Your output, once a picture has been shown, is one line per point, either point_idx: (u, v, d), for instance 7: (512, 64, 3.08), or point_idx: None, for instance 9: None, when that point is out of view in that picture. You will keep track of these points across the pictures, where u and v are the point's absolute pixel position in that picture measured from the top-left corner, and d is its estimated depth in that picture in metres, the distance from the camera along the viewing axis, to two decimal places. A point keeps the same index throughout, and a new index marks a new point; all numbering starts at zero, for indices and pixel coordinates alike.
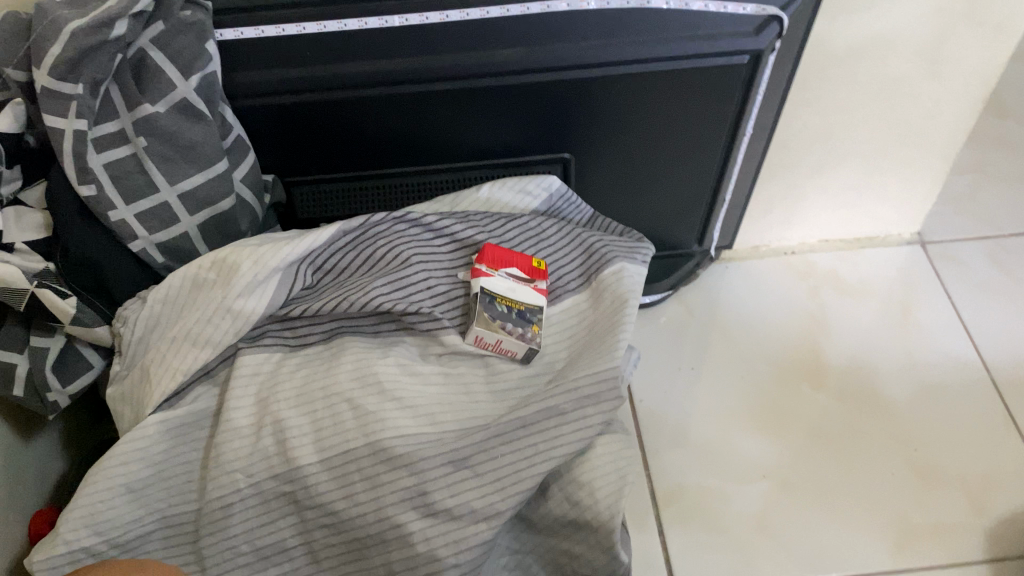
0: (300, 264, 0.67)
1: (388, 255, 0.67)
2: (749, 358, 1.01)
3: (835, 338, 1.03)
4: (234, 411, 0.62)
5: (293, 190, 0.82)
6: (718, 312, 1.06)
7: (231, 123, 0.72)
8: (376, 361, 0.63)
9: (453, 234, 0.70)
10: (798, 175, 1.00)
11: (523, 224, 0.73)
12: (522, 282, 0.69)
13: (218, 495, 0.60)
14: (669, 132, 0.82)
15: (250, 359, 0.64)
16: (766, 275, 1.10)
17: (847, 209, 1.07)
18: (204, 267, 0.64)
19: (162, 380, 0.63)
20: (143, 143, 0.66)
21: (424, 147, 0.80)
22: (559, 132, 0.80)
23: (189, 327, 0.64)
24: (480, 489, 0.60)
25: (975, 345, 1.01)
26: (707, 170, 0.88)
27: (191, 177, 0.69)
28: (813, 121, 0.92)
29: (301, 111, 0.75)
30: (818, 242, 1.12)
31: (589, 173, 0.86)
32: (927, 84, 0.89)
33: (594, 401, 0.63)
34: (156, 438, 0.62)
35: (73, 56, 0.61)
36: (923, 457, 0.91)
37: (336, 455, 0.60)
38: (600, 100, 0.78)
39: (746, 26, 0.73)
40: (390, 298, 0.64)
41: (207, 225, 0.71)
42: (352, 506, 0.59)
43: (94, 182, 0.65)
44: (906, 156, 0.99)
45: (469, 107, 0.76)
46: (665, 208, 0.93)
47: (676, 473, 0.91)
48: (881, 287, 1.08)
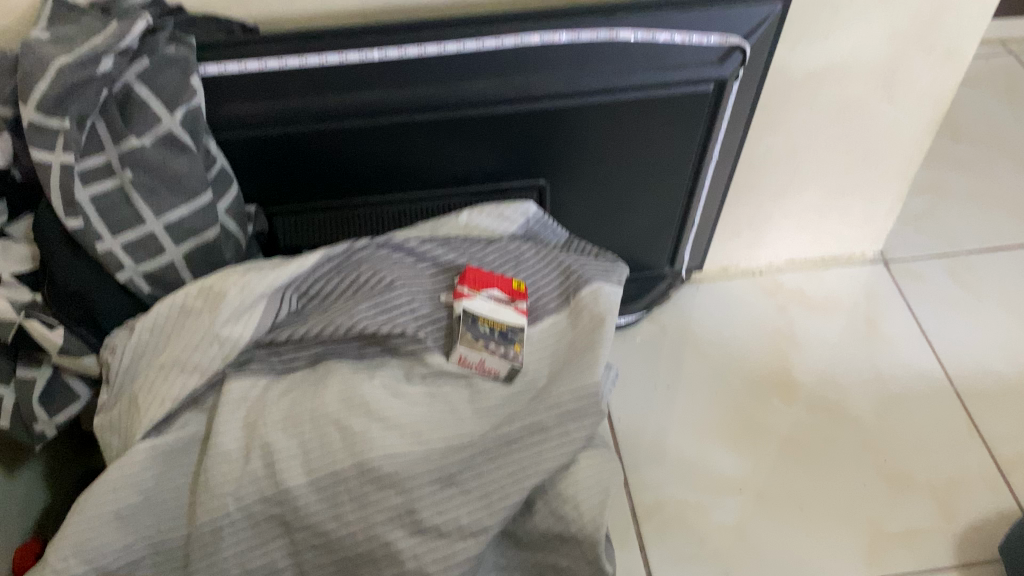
0: (286, 290, 0.69)
1: (373, 279, 0.69)
2: (724, 375, 1.03)
3: (805, 354, 1.06)
4: (223, 435, 0.63)
5: (274, 218, 0.83)
6: (692, 331, 1.08)
7: (215, 154, 0.73)
8: (362, 383, 0.65)
9: (434, 257, 0.73)
10: (764, 198, 1.03)
11: (502, 247, 0.76)
12: (503, 302, 0.71)
13: (209, 518, 0.61)
14: (640, 157, 0.85)
15: (237, 384, 0.65)
16: (736, 294, 1.13)
17: (812, 229, 1.10)
18: (191, 295, 0.66)
19: (150, 406, 0.64)
20: (129, 175, 0.67)
21: (405, 175, 0.82)
22: (534, 158, 0.83)
23: (177, 354, 0.65)
24: (467, 505, 0.61)
25: (939, 358, 1.05)
26: (677, 193, 0.91)
27: (176, 208, 0.69)
28: (777, 144, 0.96)
29: (283, 141, 0.76)
30: (786, 262, 1.16)
31: (565, 198, 0.89)
32: (884, 108, 0.93)
33: (576, 417, 0.66)
34: (145, 464, 0.63)
35: (61, 91, 0.63)
36: (894, 467, 0.94)
37: (325, 476, 0.61)
38: (574, 127, 0.80)
39: (711, 55, 0.76)
40: (375, 321, 0.66)
41: (191, 254, 0.72)
42: (341, 526, 0.60)
43: (81, 215, 0.66)
44: (867, 178, 1.03)
45: (448, 136, 0.79)
46: (639, 231, 0.95)
47: (656, 489, 0.93)
48: (847, 304, 1.12)
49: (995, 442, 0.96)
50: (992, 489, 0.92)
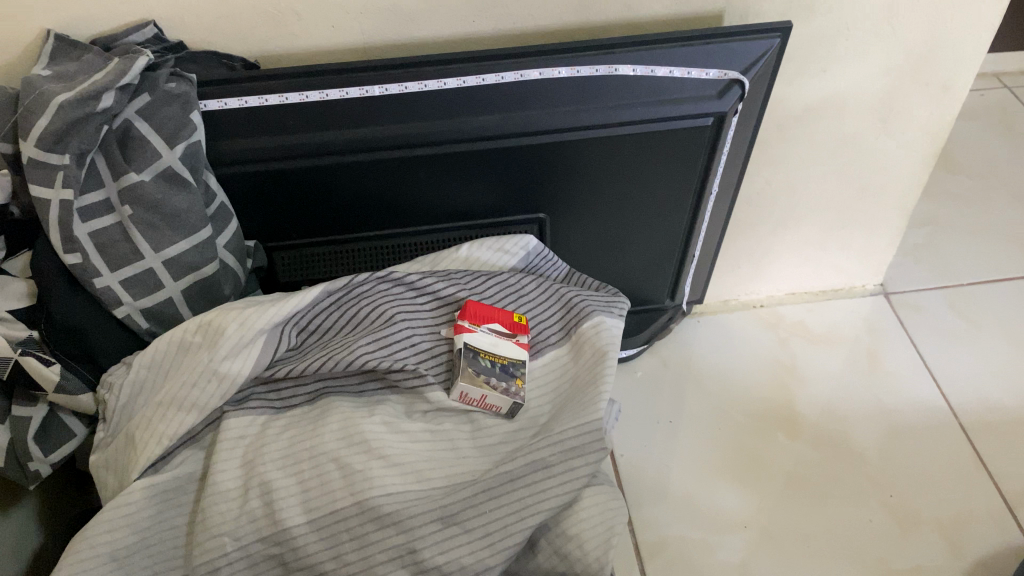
0: (284, 325, 0.67)
1: (373, 314, 0.69)
2: (727, 409, 1.03)
3: (808, 387, 1.05)
4: (221, 474, 0.62)
5: (274, 254, 0.83)
6: (693, 365, 1.08)
7: (215, 190, 0.73)
8: (363, 420, 0.64)
9: (436, 292, 0.72)
10: (764, 231, 1.03)
11: (503, 281, 0.75)
12: (504, 337, 0.70)
13: (206, 560, 0.60)
14: (641, 191, 0.85)
15: (236, 422, 0.64)
16: (737, 327, 1.12)
17: (813, 261, 1.10)
18: (189, 330, 0.65)
19: (147, 445, 0.63)
20: (128, 212, 0.67)
21: (405, 210, 0.82)
22: (534, 192, 0.83)
23: (175, 392, 0.64)
24: (469, 545, 0.60)
25: (942, 390, 1.04)
26: (677, 226, 0.91)
27: (175, 244, 0.69)
28: (776, 178, 0.96)
29: (283, 176, 0.76)
30: (786, 295, 1.16)
31: (565, 232, 0.89)
32: (882, 141, 0.94)
33: (580, 453, 0.64)
34: (141, 504, 0.62)
35: (60, 127, 0.63)
36: (900, 502, 0.93)
37: (325, 516, 0.60)
38: (574, 162, 0.80)
39: (710, 89, 0.76)
40: (375, 356, 0.65)
41: (191, 289, 0.72)
42: (341, 566, 0.59)
43: (80, 250, 0.65)
44: (866, 211, 1.03)
45: (449, 171, 0.79)
46: (639, 265, 0.95)
47: (659, 527, 0.91)
48: (849, 336, 1.11)
49: (1001, 477, 0.95)
50: (999, 523, 0.91)
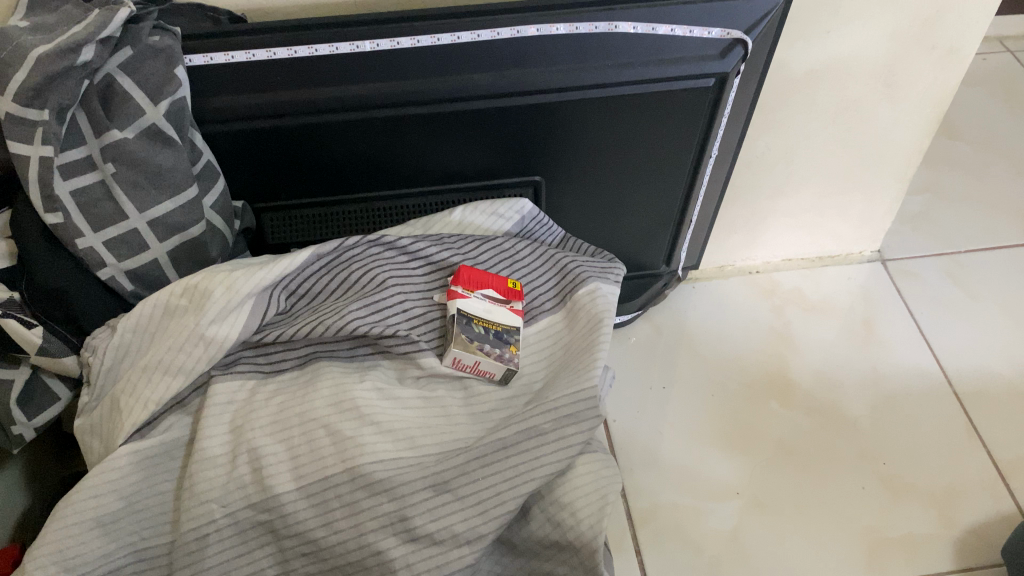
0: (274, 289, 0.66)
1: (364, 278, 0.67)
2: (719, 376, 1.02)
3: (802, 354, 1.04)
4: (209, 440, 0.61)
5: (262, 215, 0.81)
6: (687, 332, 1.06)
7: (201, 148, 0.71)
8: (354, 386, 0.62)
9: (428, 256, 0.70)
10: (761, 195, 1.02)
11: (497, 245, 0.73)
12: (498, 303, 0.69)
13: (193, 525, 0.59)
14: (638, 153, 0.84)
15: (223, 387, 0.63)
16: (732, 293, 1.11)
17: (809, 228, 1.09)
18: (175, 294, 0.63)
19: (132, 410, 0.62)
20: (111, 169, 0.65)
21: (397, 171, 0.80)
22: (529, 154, 0.81)
23: (159, 356, 0.62)
24: (461, 512, 0.59)
25: (937, 358, 1.04)
26: (674, 191, 0.89)
27: (160, 204, 0.67)
28: (775, 142, 0.94)
29: (272, 134, 0.74)
30: (782, 261, 1.14)
31: (560, 195, 0.87)
32: (884, 105, 0.92)
33: (573, 420, 0.63)
34: (127, 469, 0.61)
35: (39, 81, 0.60)
36: (892, 470, 0.93)
37: (314, 482, 0.59)
38: (571, 123, 0.78)
39: (712, 49, 0.74)
40: (367, 321, 0.64)
41: (177, 251, 0.70)
42: (331, 534, 0.58)
43: (62, 210, 0.64)
44: (865, 177, 1.02)
45: (442, 131, 0.77)
46: (635, 230, 0.94)
47: (650, 493, 0.91)
48: (845, 304, 1.10)
49: (994, 445, 0.95)
50: (990, 492, 0.91)
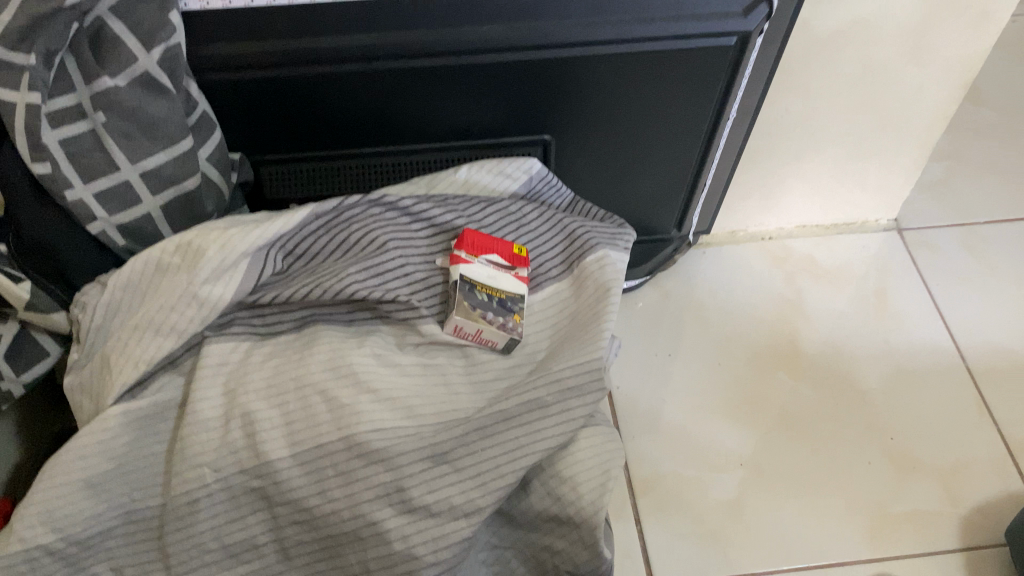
0: (271, 248, 0.63)
1: (364, 239, 0.64)
2: (726, 343, 1.00)
3: (811, 324, 1.02)
4: (201, 403, 0.59)
5: (260, 168, 0.78)
6: (695, 299, 1.04)
7: (196, 98, 0.68)
8: (351, 351, 0.60)
9: (431, 218, 0.67)
10: (778, 160, 0.98)
11: (503, 208, 0.71)
12: (503, 269, 0.66)
13: (185, 489, 0.58)
14: (653, 114, 0.80)
15: (216, 348, 0.61)
16: (743, 260, 1.08)
17: (826, 195, 1.05)
18: (167, 250, 0.61)
19: (123, 369, 0.60)
20: (101, 118, 0.62)
21: (401, 126, 0.77)
22: (540, 112, 0.78)
23: (151, 315, 0.60)
24: (459, 485, 0.57)
25: (950, 333, 1.01)
26: (688, 153, 0.86)
27: (154, 154, 0.65)
28: (795, 105, 0.90)
29: (271, 85, 0.71)
30: (796, 228, 1.11)
31: (570, 155, 0.84)
32: (911, 69, 0.88)
33: (577, 393, 0.61)
34: (117, 430, 0.60)
35: (26, 24, 0.57)
36: (900, 446, 0.91)
37: (309, 450, 0.57)
38: (584, 80, 0.75)
39: (735, 6, 0.70)
40: (365, 285, 0.61)
41: (171, 205, 0.68)
42: (325, 503, 0.57)
43: (49, 159, 0.60)
44: (885, 143, 0.98)
45: (449, 85, 0.73)
46: (647, 193, 0.91)
47: (652, 461, 0.90)
48: (859, 273, 1.07)
49: (1005, 424, 0.93)
50: (999, 471, 0.90)
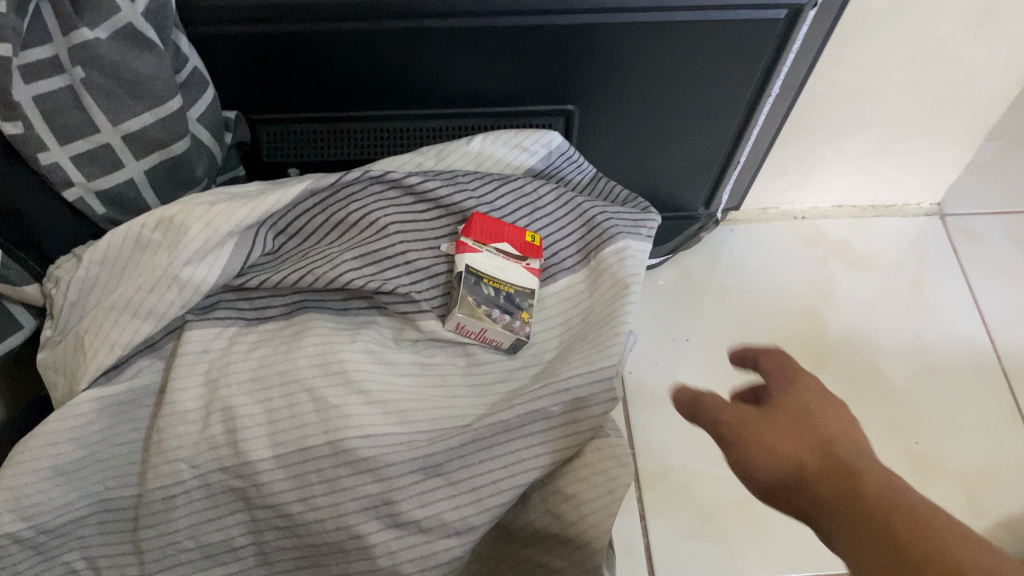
0: (260, 227, 0.58)
1: (362, 221, 0.59)
2: (748, 329, 0.95)
3: (839, 312, 0.96)
4: (180, 393, 0.55)
5: (257, 128, 0.73)
6: (718, 280, 0.98)
7: (187, 54, 0.62)
8: (342, 347, 0.56)
9: (437, 198, 0.62)
10: (819, 136, 0.91)
11: (517, 188, 0.65)
12: (513, 259, 0.61)
13: (160, 485, 0.54)
14: (687, 87, 0.74)
15: (198, 335, 0.57)
16: (772, 240, 1.02)
17: (866, 175, 0.98)
18: (148, 226, 0.56)
19: (96, 353, 0.55)
20: (80, 74, 0.56)
21: (412, 90, 0.70)
22: (564, 81, 0.71)
23: (129, 296, 0.55)
24: (452, 499, 0.53)
25: (988, 330, 0.95)
26: (723, 129, 0.80)
27: (137, 116, 0.59)
28: (843, 80, 0.83)
29: (270, 42, 0.65)
30: (831, 207, 1.04)
31: (594, 128, 0.77)
32: (974, 46, 0.80)
33: (586, 404, 0.56)
34: (92, 416, 0.55)
35: None
36: (924, 450, 0.87)
37: (294, 452, 0.53)
38: (615, 49, 0.68)
39: None
40: (361, 274, 0.57)
41: (156, 170, 0.62)
42: (308, 510, 0.53)
43: (22, 119, 0.54)
44: (933, 124, 0.91)
45: (466, 49, 0.67)
46: (675, 168, 0.84)
47: (662, 452, 0.86)
48: (894, 260, 1.01)
49: None
50: None
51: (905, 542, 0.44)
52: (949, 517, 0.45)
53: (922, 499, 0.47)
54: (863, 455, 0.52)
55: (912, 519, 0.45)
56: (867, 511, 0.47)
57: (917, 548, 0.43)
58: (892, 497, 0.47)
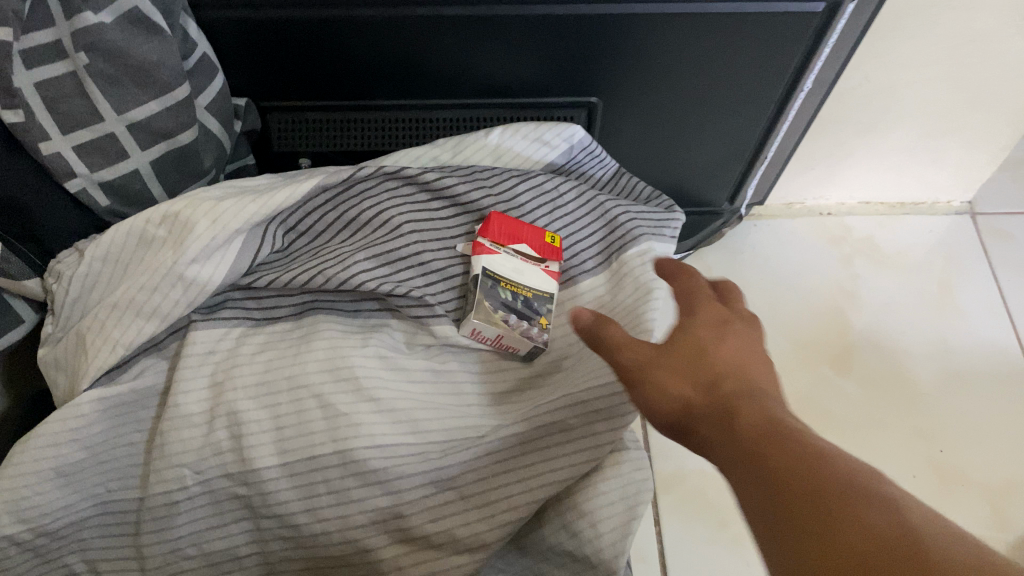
0: (270, 223, 0.56)
1: (376, 220, 0.57)
2: (770, 329, 0.92)
3: (863, 312, 0.94)
4: (184, 395, 0.53)
5: (268, 116, 0.70)
6: (741, 277, 0.95)
7: (196, 40, 0.60)
8: (353, 352, 0.53)
9: (454, 196, 0.59)
10: (850, 132, 0.87)
11: (537, 185, 0.62)
12: (532, 261, 0.58)
13: (162, 490, 0.52)
14: (715, 81, 0.70)
15: (204, 335, 0.54)
16: (797, 236, 0.99)
17: (896, 172, 0.95)
18: (153, 221, 0.54)
19: (98, 352, 0.53)
20: (84, 60, 0.53)
21: (428, 79, 0.68)
22: (588, 73, 0.68)
23: (131, 294, 0.53)
24: (464, 515, 0.52)
25: (1018, 335, 0.92)
26: (752, 124, 0.77)
27: (143, 105, 0.56)
28: (877, 74, 0.79)
29: (282, 28, 0.62)
30: (858, 204, 1.01)
31: (616, 121, 0.74)
32: (1018, 42, 0.76)
33: (605, 416, 0.54)
34: (93, 417, 0.53)
35: None
36: (948, 460, 0.84)
37: (301, 461, 0.51)
38: (642, 40, 0.65)
39: None
40: (373, 276, 0.54)
41: (162, 160, 0.60)
42: (315, 522, 0.52)
43: (22, 107, 0.52)
44: (968, 122, 0.87)
45: (487, 38, 0.64)
46: (700, 163, 0.81)
47: (678, 455, 0.83)
48: (922, 259, 0.98)
49: None
50: None
51: (737, 411, 0.37)
52: (772, 393, 0.39)
53: (725, 363, 0.40)
54: (688, 335, 0.42)
55: (745, 407, 0.37)
56: (718, 389, 0.39)
57: (718, 438, 0.37)
58: (748, 385, 0.39)
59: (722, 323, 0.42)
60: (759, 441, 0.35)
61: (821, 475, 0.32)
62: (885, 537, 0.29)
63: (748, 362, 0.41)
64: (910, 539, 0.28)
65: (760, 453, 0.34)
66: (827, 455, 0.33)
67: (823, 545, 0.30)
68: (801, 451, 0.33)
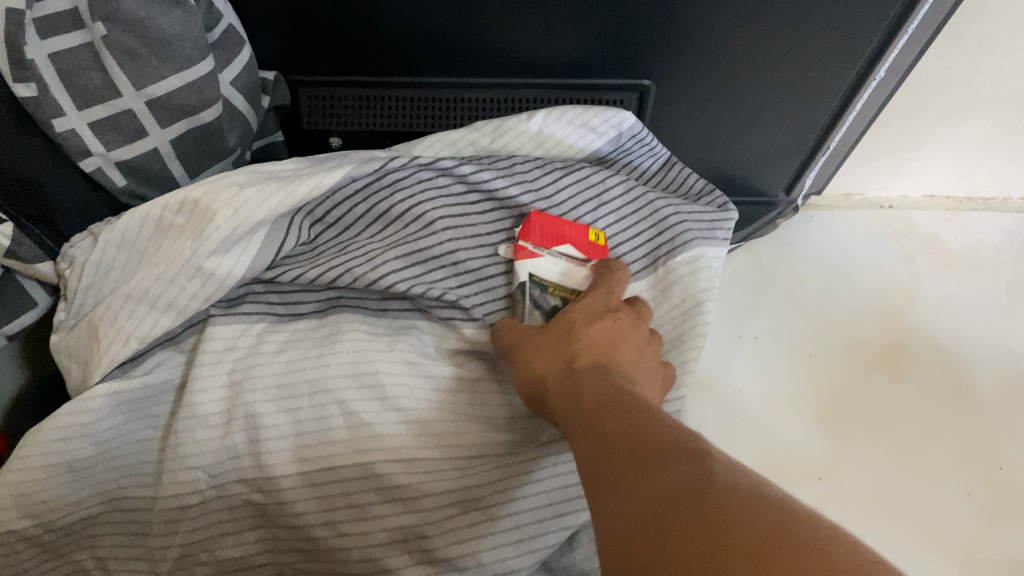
0: (296, 214, 0.52)
1: (408, 214, 0.53)
2: (824, 329, 0.86)
3: (923, 312, 0.87)
4: (200, 394, 0.49)
5: (298, 91, 0.66)
6: (795, 275, 0.90)
7: (221, 10, 0.56)
8: (377, 354, 0.50)
9: (492, 189, 0.55)
10: (922, 121, 0.81)
11: (582, 177, 0.58)
12: (577, 262, 0.54)
13: (174, 493, 0.49)
14: (779, 65, 0.65)
15: (223, 331, 0.51)
16: (854, 229, 0.94)
17: (969, 165, 0.88)
18: (171, 208, 0.50)
19: (110, 344, 0.49)
20: (101, 31, 0.48)
21: (469, 54, 0.63)
22: (641, 52, 0.63)
23: (146, 286, 0.49)
24: (492, 539, 0.49)
25: None
26: (816, 113, 0.71)
27: (163, 80, 0.52)
28: (957, 62, 0.73)
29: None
30: (924, 198, 0.94)
31: (668, 105, 0.69)
32: None
33: None
34: (104, 413, 0.50)
35: None
36: (1007, 478, 0.76)
37: (319, 471, 0.49)
38: (703, 17, 0.60)
39: None
40: (403, 275, 0.52)
41: (183, 139, 0.56)
42: (334, 536, 0.50)
43: (36, 80, 0.47)
44: None
45: (534, 11, 0.59)
46: (756, 151, 0.76)
47: None
48: (989, 261, 0.91)
49: None
50: None
51: (582, 381, 0.41)
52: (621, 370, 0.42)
53: (588, 343, 0.44)
54: (564, 322, 0.46)
55: (589, 380, 0.41)
56: (574, 365, 0.43)
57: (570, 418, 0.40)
58: (598, 362, 0.43)
59: (596, 315, 0.46)
60: (597, 406, 0.38)
61: (633, 425, 0.35)
62: (667, 468, 0.32)
63: (611, 343, 0.44)
64: (692, 466, 0.32)
65: (600, 423, 0.37)
66: (653, 414, 0.36)
67: (628, 481, 0.33)
68: (626, 411, 0.37)
